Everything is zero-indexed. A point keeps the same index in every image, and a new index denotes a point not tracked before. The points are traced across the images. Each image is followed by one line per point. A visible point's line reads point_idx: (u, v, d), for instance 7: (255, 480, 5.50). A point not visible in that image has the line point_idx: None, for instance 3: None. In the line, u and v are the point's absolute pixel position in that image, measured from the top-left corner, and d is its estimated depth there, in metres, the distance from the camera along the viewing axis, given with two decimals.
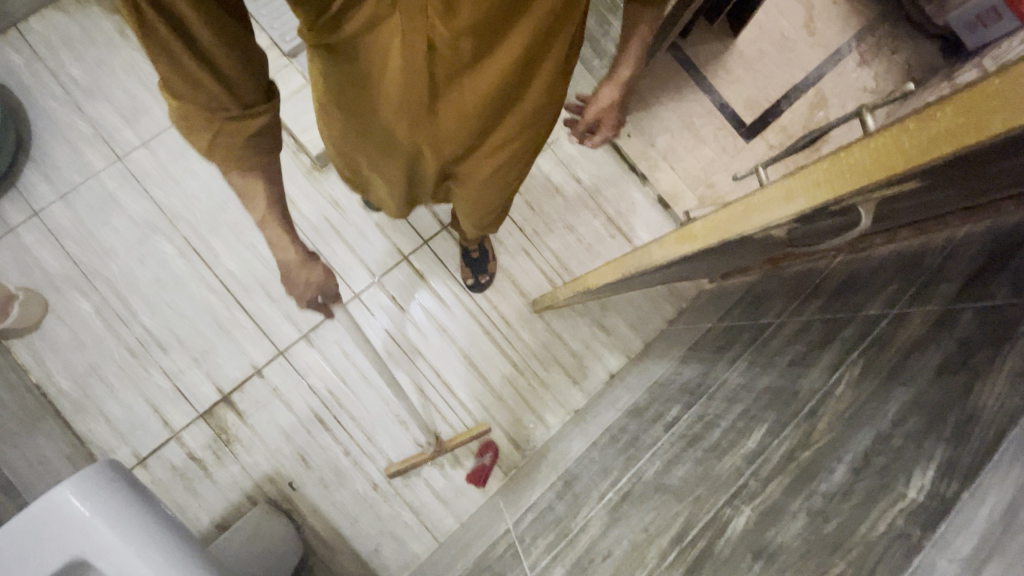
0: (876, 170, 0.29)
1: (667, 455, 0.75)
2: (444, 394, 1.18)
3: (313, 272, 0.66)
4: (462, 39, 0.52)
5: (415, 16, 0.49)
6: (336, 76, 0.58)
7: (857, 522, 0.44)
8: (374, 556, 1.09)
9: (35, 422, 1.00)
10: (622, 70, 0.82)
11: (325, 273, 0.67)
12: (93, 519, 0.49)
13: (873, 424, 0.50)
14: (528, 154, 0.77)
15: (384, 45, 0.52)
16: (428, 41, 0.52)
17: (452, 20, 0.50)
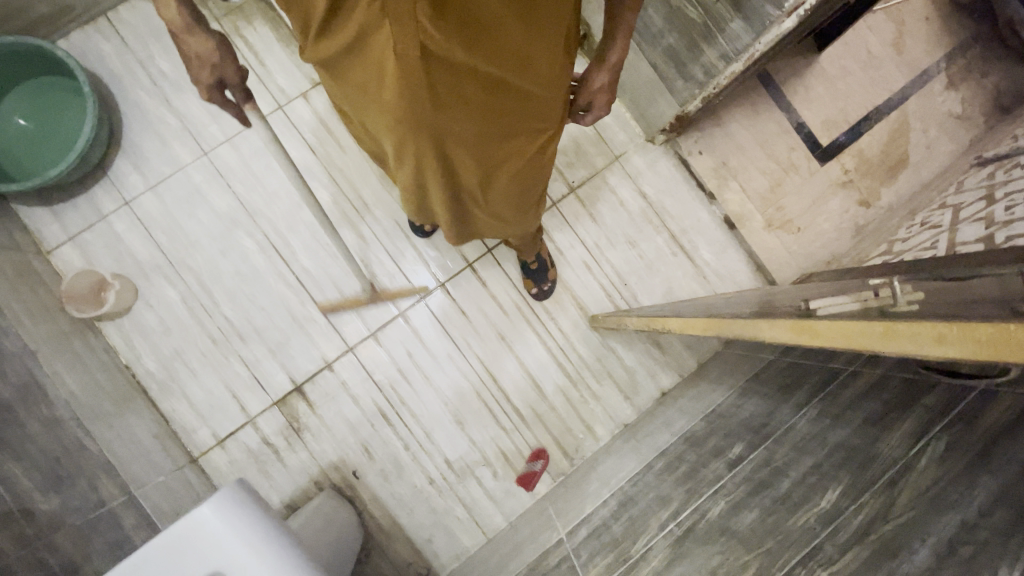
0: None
1: (733, 496, 0.77)
2: (500, 399, 1.22)
3: (203, 46, 0.59)
4: (453, 37, 0.51)
5: (403, 21, 0.48)
6: (345, 76, 0.61)
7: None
8: (428, 545, 1.17)
9: (128, 401, 1.08)
10: (609, 58, 0.73)
11: (218, 51, 0.59)
12: (225, 528, 0.56)
13: (957, 510, 0.53)
14: (539, 138, 0.75)
15: (377, 52, 0.53)
16: (422, 46, 0.51)
17: (440, 20, 0.49)
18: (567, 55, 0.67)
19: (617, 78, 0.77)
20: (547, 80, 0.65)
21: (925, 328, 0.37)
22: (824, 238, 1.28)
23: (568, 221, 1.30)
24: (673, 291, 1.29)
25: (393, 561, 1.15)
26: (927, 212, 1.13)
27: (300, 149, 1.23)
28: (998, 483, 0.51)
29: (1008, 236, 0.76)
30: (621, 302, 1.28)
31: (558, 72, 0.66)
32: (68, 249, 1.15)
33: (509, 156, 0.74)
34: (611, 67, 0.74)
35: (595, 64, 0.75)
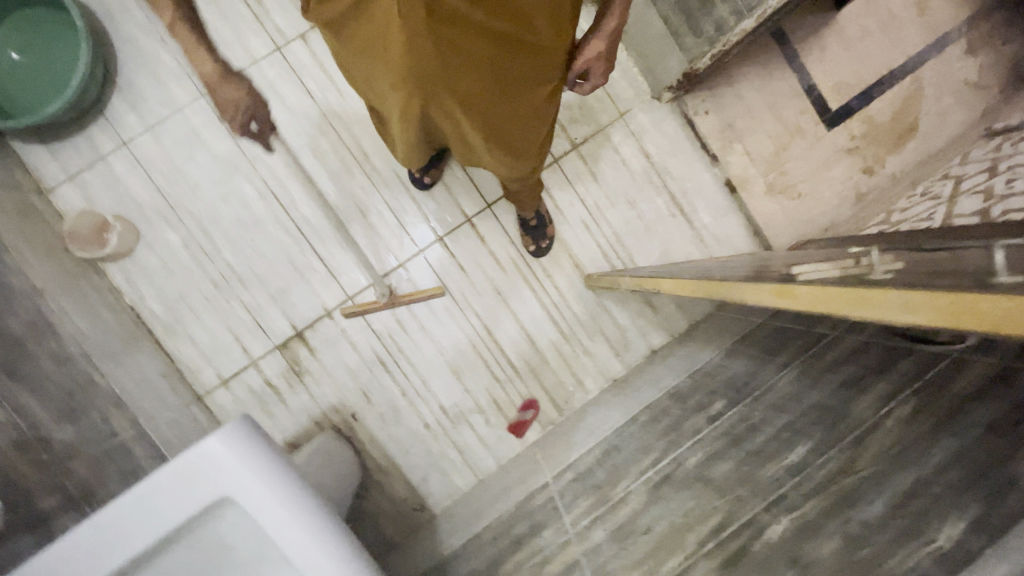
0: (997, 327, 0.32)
1: (710, 448, 0.81)
2: (494, 351, 1.26)
3: (238, 93, 0.69)
4: None
5: None
6: (349, 36, 0.61)
7: (907, 530, 0.54)
8: (423, 484, 1.24)
9: (134, 340, 1.12)
10: (606, 23, 0.73)
11: (248, 95, 0.70)
12: (232, 456, 0.61)
13: (915, 467, 0.57)
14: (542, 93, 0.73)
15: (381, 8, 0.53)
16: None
17: None
18: (572, 6, 0.65)
19: (614, 46, 0.77)
20: (551, 30, 0.64)
21: (896, 294, 0.39)
22: (825, 205, 1.28)
23: (569, 179, 1.29)
24: (669, 252, 1.30)
25: (390, 496, 1.23)
26: (929, 182, 1.12)
27: (299, 95, 1.21)
28: (958, 442, 0.55)
29: (1004, 212, 0.76)
30: (617, 263, 1.30)
31: (560, 21, 0.65)
32: (68, 189, 1.15)
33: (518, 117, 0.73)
34: (608, 34, 0.74)
35: (592, 32, 0.75)
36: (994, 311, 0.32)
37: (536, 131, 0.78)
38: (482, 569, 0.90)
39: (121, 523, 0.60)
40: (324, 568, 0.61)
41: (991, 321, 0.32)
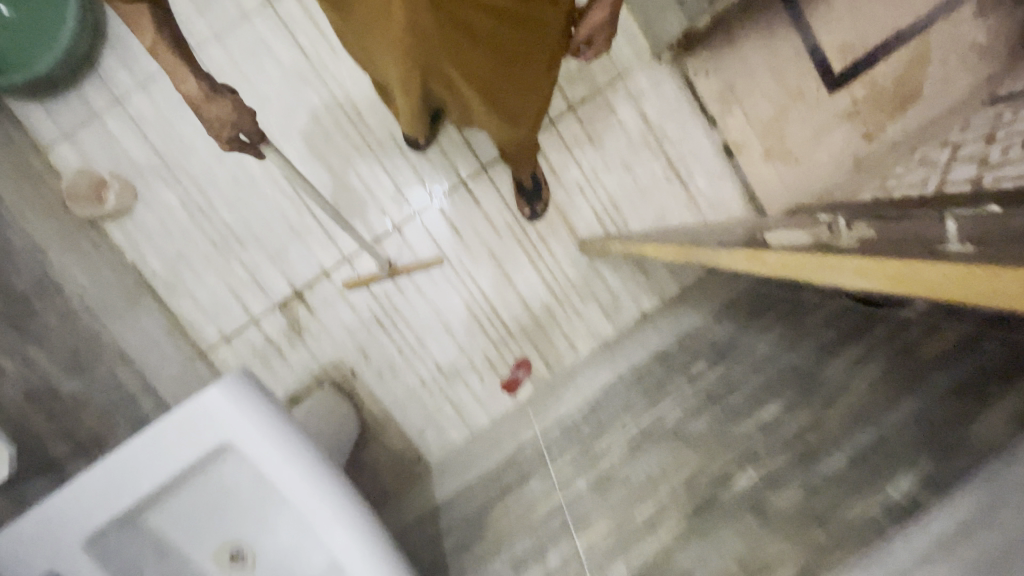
0: (938, 293, 0.34)
1: (689, 406, 0.85)
2: (488, 313, 1.29)
3: (222, 108, 0.66)
4: None
5: None
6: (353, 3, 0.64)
7: (859, 481, 0.56)
8: (419, 438, 1.29)
9: (136, 298, 1.15)
10: None
11: (234, 109, 0.67)
12: (235, 409, 0.65)
13: (876, 424, 0.60)
14: (535, 62, 0.77)
15: None
16: None
17: None
18: None
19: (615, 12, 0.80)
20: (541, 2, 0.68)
21: (851, 262, 0.40)
22: (821, 171, 1.28)
23: (565, 142, 1.28)
24: (664, 217, 1.31)
25: (387, 448, 1.29)
26: (927, 149, 1.11)
27: (291, 52, 1.19)
28: (917, 406, 0.59)
29: (993, 183, 0.76)
30: (611, 227, 1.31)
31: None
32: (64, 147, 1.15)
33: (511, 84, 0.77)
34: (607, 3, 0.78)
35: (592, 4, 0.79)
36: (941, 280, 0.34)
37: (527, 96, 0.82)
38: (473, 515, 0.96)
39: (128, 468, 0.64)
40: (323, 512, 0.67)
41: (935, 285, 0.34)
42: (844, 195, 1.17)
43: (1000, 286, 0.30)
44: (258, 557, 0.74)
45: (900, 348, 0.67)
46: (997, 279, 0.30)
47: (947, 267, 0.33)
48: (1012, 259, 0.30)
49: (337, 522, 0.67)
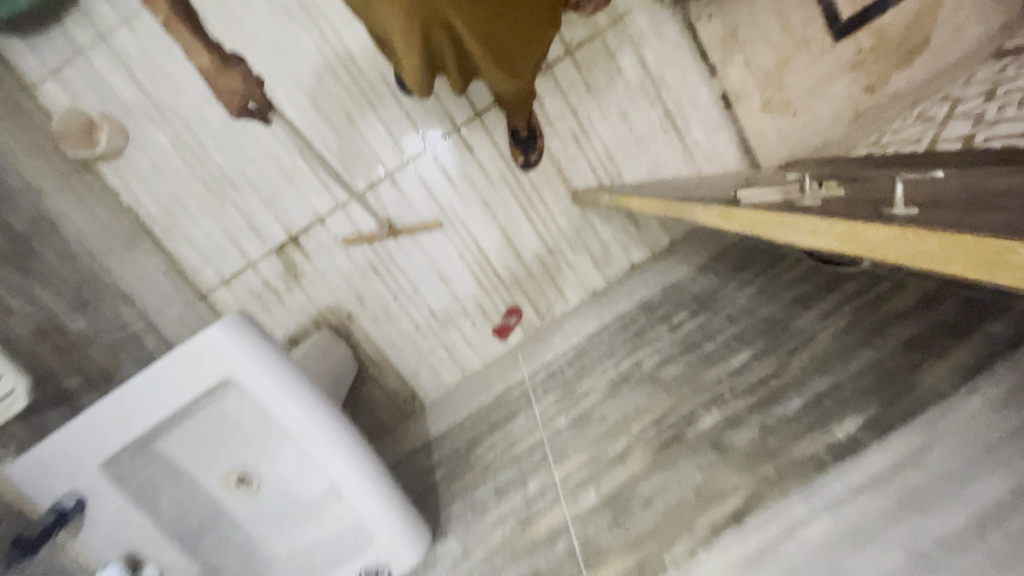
0: (875, 254, 0.36)
1: (666, 353, 0.90)
2: (480, 262, 1.32)
3: (233, 78, 0.80)
4: None
5: None
6: None
7: (811, 421, 0.61)
8: (414, 377, 1.37)
9: (135, 241, 1.16)
10: None
11: (243, 79, 0.81)
12: (237, 349, 0.70)
13: (835, 372, 0.64)
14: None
15: None
16: None
17: None
18: None
19: None
20: None
21: (811, 223, 0.42)
22: (821, 124, 1.27)
23: (561, 88, 1.24)
24: (658, 169, 1.31)
25: (384, 387, 1.36)
26: (928, 103, 1.08)
27: None
28: (874, 355, 0.63)
29: (981, 142, 0.76)
30: (605, 178, 1.31)
31: None
32: (52, 86, 1.11)
33: (506, 19, 0.76)
34: None
35: None
36: (877, 243, 0.36)
37: (531, 33, 0.80)
38: (462, 449, 1.04)
39: (137, 399, 0.69)
40: (321, 442, 0.73)
41: (875, 247, 0.36)
42: (837, 150, 1.18)
43: (927, 250, 0.32)
44: (263, 483, 0.81)
45: (866, 302, 0.71)
46: (926, 243, 0.32)
47: (882, 231, 0.35)
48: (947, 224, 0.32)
49: (334, 450, 0.74)
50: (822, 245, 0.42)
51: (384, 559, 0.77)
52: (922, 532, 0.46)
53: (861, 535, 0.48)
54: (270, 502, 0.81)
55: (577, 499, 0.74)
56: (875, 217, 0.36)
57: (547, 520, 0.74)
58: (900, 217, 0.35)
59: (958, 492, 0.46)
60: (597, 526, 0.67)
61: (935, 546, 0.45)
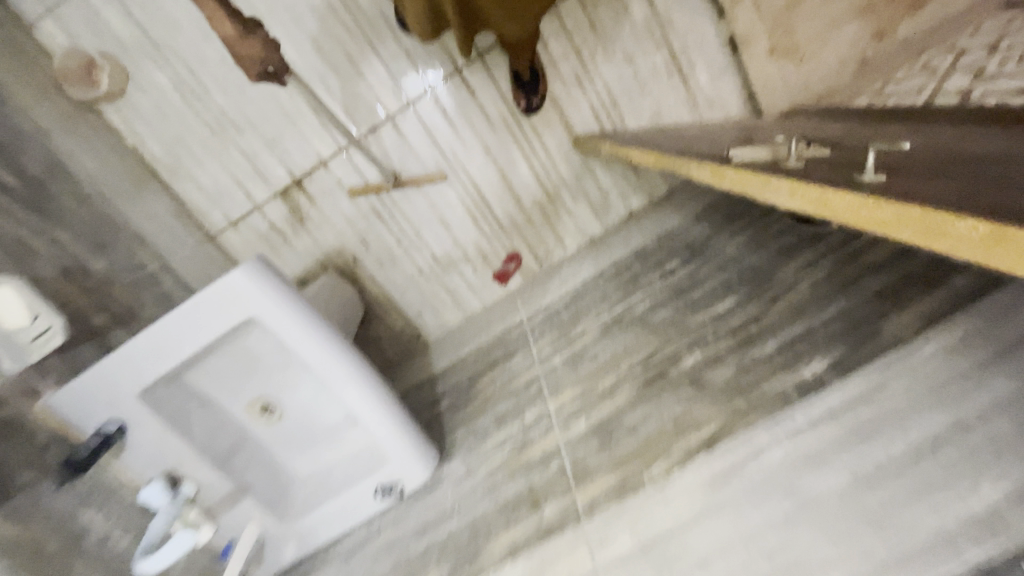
0: (839, 217, 0.40)
1: (656, 299, 0.95)
2: (482, 207, 1.35)
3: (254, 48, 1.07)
4: None
5: None
6: None
7: (782, 361, 0.67)
8: (418, 318, 1.44)
9: (142, 182, 1.19)
10: None
11: (263, 47, 1.08)
12: (259, 291, 0.75)
13: (808, 319, 0.70)
14: None
15: None
16: None
17: None
18: None
19: None
20: None
21: (789, 185, 0.46)
22: (826, 70, 1.26)
23: (565, 28, 1.21)
24: (660, 114, 1.31)
25: (389, 326, 1.43)
26: (935, 52, 1.07)
27: None
28: (846, 304, 0.69)
29: (977, 97, 0.76)
30: (607, 123, 1.31)
31: None
32: (50, 24, 1.08)
33: None
34: None
35: None
36: (842, 207, 0.40)
37: None
38: (464, 383, 1.13)
39: (168, 336, 0.75)
40: (338, 375, 0.80)
41: (840, 211, 0.40)
42: (837, 100, 1.18)
43: (880, 217, 0.37)
44: (284, 411, 0.89)
45: (844, 254, 0.76)
46: (880, 211, 0.36)
47: (847, 198, 0.39)
48: (901, 193, 0.36)
49: (350, 383, 0.81)
50: (797, 206, 0.46)
51: (397, 476, 0.88)
52: (867, 458, 0.52)
53: (815, 460, 0.55)
54: (291, 428, 0.90)
55: (569, 427, 0.82)
56: (844, 184, 0.40)
57: (542, 444, 0.82)
58: (864, 185, 0.39)
59: (900, 422, 0.53)
60: (585, 450, 0.75)
61: (877, 469, 0.51)
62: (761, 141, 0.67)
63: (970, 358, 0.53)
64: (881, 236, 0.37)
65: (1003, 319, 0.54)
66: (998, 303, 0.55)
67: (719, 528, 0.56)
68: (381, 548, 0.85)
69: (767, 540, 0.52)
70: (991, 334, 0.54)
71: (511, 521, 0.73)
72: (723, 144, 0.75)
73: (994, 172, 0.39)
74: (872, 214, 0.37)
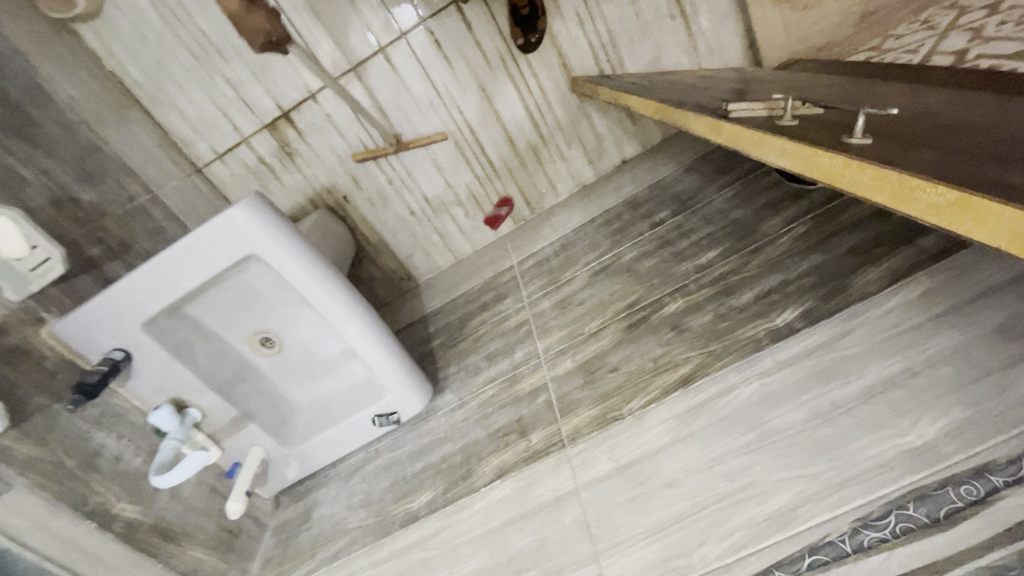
0: (825, 177, 0.43)
1: (643, 248, 0.99)
2: (475, 148, 1.34)
3: (258, 18, 0.89)
4: None
5: None
6: None
7: (759, 310, 0.72)
8: (409, 260, 1.46)
9: (124, 109, 1.15)
10: None
11: (268, 18, 0.90)
12: (260, 229, 0.76)
13: (785, 271, 0.75)
14: None
15: None
16: None
17: None
18: None
19: None
20: None
21: (781, 142, 0.48)
22: (829, 21, 1.22)
23: None
24: (660, 59, 1.29)
25: (380, 266, 1.45)
26: (935, 10, 1.05)
27: None
28: (821, 258, 0.73)
29: (972, 60, 0.77)
30: (606, 65, 1.29)
31: None
32: None
33: None
34: None
35: None
36: (827, 168, 0.43)
37: None
38: (455, 322, 1.18)
39: (169, 269, 0.76)
40: (337, 312, 0.83)
41: (826, 172, 0.43)
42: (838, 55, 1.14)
43: (862, 180, 0.39)
44: (283, 345, 0.92)
45: (826, 210, 0.79)
46: (862, 174, 0.39)
47: (834, 159, 0.42)
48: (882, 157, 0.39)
49: (350, 319, 0.84)
50: (787, 165, 0.48)
51: (394, 407, 0.93)
52: (825, 396, 0.58)
53: (777, 398, 0.60)
54: (291, 361, 0.94)
55: (555, 365, 0.87)
56: (833, 146, 0.43)
57: (530, 380, 0.88)
58: (851, 148, 0.42)
59: (857, 365, 0.58)
60: (571, 386, 0.81)
61: (832, 407, 0.56)
62: (758, 95, 0.68)
63: (928, 310, 0.59)
64: (862, 197, 0.40)
65: (960, 278, 0.59)
66: (957, 263, 0.61)
67: (686, 454, 0.62)
68: (378, 470, 0.92)
69: (729, 465, 0.58)
70: (948, 290, 0.59)
71: (501, 448, 0.80)
72: (721, 95, 0.76)
73: (969, 140, 0.42)
74: (855, 176, 0.40)
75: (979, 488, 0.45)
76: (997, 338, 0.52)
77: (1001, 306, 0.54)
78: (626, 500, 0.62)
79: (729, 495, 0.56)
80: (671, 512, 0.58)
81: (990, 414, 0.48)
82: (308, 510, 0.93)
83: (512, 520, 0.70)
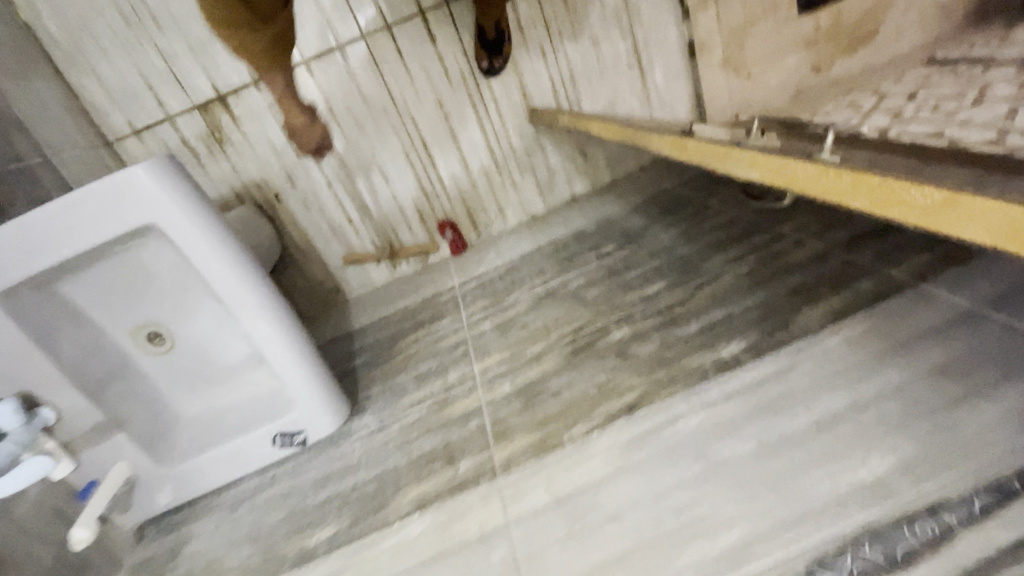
0: (800, 186, 0.43)
1: (590, 276, 0.97)
2: (426, 163, 1.29)
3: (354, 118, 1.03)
4: None
5: None
6: None
7: (706, 341, 0.70)
8: (340, 272, 1.35)
9: (28, 61, 1.00)
10: None
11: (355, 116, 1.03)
12: (167, 196, 0.65)
13: (730, 305, 0.75)
14: None
15: None
16: None
17: None
18: None
19: None
20: None
21: (751, 155, 0.48)
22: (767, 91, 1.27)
23: None
24: (615, 105, 1.34)
25: (307, 275, 1.33)
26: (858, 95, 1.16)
27: None
28: (763, 296, 0.74)
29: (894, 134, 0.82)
30: (564, 101, 1.31)
31: None
32: None
33: None
34: None
35: None
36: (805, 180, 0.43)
37: None
38: (384, 340, 1.08)
39: (41, 230, 0.63)
40: (248, 304, 0.72)
41: (801, 181, 0.43)
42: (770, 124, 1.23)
43: (843, 184, 0.39)
44: (178, 340, 0.79)
45: (767, 252, 0.82)
46: (842, 179, 0.39)
47: (812, 167, 0.41)
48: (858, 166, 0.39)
49: (263, 314, 0.73)
50: (759, 178, 0.48)
51: (300, 424, 0.81)
52: (772, 429, 0.55)
53: (723, 429, 0.58)
54: (184, 361, 0.80)
55: (492, 388, 0.80)
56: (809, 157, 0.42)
57: (463, 403, 0.80)
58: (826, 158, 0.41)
59: (801, 400, 0.57)
60: (507, 410, 0.75)
61: (780, 440, 0.54)
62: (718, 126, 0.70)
63: (868, 349, 0.59)
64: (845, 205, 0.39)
65: (897, 321, 0.61)
66: (892, 308, 0.63)
67: (631, 486, 0.57)
68: (273, 498, 0.78)
69: (677, 498, 0.53)
70: (886, 331, 0.60)
71: (424, 475, 0.71)
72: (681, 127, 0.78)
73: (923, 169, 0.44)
74: (835, 182, 0.39)
75: (932, 527, 0.43)
76: (934, 378, 0.53)
77: (937, 349, 0.56)
78: (562, 536, 0.55)
79: (674, 531, 0.51)
80: (612, 551, 0.52)
81: (934, 452, 0.48)
82: (178, 545, 0.77)
83: (430, 559, 0.60)
